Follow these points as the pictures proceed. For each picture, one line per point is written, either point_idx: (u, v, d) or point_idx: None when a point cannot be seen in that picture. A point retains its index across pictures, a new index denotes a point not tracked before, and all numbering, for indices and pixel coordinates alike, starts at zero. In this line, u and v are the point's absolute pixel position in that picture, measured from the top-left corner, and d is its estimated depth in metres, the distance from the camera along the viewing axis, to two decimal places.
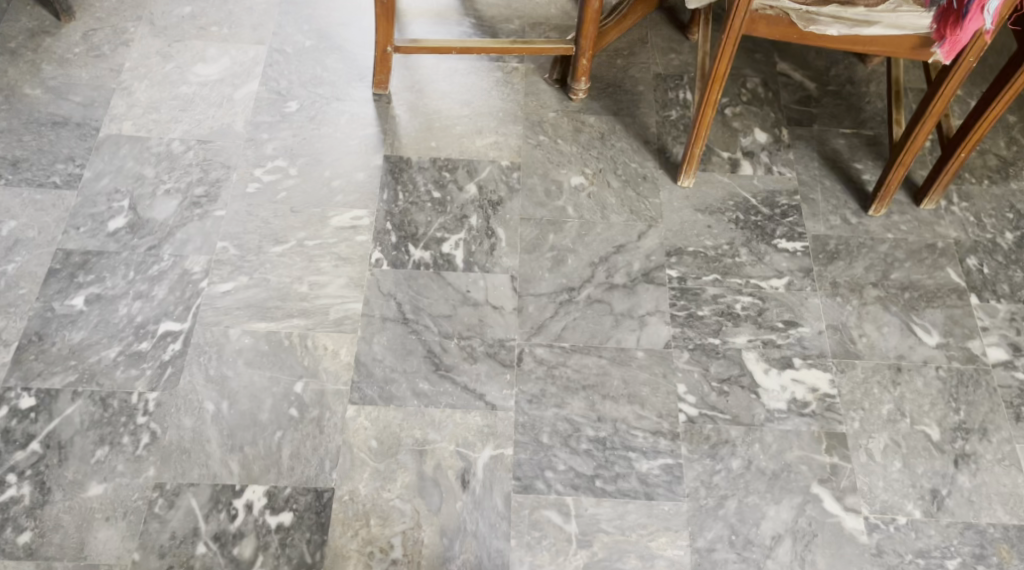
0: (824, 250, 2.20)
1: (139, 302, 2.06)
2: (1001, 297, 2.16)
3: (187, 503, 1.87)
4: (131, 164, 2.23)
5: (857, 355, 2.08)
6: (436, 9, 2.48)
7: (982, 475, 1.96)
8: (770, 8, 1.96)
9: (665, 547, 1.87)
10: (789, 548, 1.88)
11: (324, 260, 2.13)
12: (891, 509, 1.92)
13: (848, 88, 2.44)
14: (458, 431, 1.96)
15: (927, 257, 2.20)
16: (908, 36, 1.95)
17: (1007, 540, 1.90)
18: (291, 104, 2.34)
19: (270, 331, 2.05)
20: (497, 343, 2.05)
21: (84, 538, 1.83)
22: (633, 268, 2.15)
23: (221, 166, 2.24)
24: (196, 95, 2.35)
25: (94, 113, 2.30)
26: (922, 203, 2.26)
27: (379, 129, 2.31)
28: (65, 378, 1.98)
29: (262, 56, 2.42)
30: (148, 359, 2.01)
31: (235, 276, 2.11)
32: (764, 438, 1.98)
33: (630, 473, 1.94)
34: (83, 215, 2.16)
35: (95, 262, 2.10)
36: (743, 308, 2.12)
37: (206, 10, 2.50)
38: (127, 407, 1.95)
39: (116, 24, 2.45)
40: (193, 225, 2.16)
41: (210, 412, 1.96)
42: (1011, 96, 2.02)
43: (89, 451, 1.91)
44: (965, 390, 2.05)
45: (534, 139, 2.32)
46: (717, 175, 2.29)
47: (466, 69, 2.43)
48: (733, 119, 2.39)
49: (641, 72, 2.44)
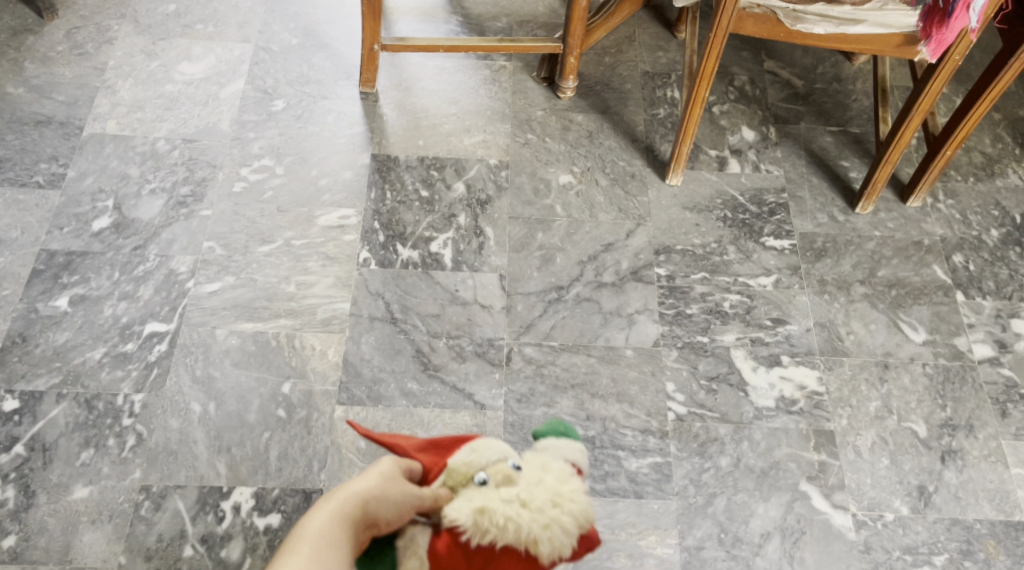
0: (811, 247, 2.21)
1: (125, 303, 2.05)
2: (986, 293, 2.17)
3: (174, 505, 1.86)
4: (116, 164, 2.21)
5: (844, 352, 2.08)
6: (423, 8, 2.47)
7: (969, 471, 1.97)
8: (757, 6, 1.97)
9: (654, 545, 1.87)
10: (778, 546, 1.88)
11: (311, 260, 2.12)
12: (879, 505, 1.93)
13: (835, 86, 2.45)
14: (447, 430, 1.95)
15: (914, 255, 2.21)
16: (894, 35, 1.96)
17: (993, 536, 1.91)
18: (277, 102, 2.32)
19: (257, 331, 2.04)
20: (486, 343, 2.05)
21: (69, 542, 1.82)
22: (621, 267, 2.15)
23: (207, 165, 2.23)
24: (181, 94, 2.33)
25: (78, 112, 2.28)
26: (909, 201, 2.27)
27: (367, 128, 2.30)
28: (50, 380, 1.96)
29: (248, 54, 2.40)
30: (134, 360, 1.99)
31: (222, 276, 2.09)
32: (753, 436, 1.98)
33: (619, 471, 1.94)
34: (67, 215, 2.14)
35: (80, 262, 2.09)
36: (732, 306, 2.12)
37: (192, 7, 2.47)
38: (112, 409, 1.94)
39: (100, 22, 2.43)
40: (179, 225, 2.14)
41: (196, 414, 1.94)
42: (995, 95, 2.05)
43: (74, 454, 1.90)
44: (952, 387, 2.05)
45: (522, 138, 2.32)
46: (705, 174, 2.29)
47: (453, 67, 2.42)
48: (721, 117, 2.39)
49: (629, 70, 2.44)
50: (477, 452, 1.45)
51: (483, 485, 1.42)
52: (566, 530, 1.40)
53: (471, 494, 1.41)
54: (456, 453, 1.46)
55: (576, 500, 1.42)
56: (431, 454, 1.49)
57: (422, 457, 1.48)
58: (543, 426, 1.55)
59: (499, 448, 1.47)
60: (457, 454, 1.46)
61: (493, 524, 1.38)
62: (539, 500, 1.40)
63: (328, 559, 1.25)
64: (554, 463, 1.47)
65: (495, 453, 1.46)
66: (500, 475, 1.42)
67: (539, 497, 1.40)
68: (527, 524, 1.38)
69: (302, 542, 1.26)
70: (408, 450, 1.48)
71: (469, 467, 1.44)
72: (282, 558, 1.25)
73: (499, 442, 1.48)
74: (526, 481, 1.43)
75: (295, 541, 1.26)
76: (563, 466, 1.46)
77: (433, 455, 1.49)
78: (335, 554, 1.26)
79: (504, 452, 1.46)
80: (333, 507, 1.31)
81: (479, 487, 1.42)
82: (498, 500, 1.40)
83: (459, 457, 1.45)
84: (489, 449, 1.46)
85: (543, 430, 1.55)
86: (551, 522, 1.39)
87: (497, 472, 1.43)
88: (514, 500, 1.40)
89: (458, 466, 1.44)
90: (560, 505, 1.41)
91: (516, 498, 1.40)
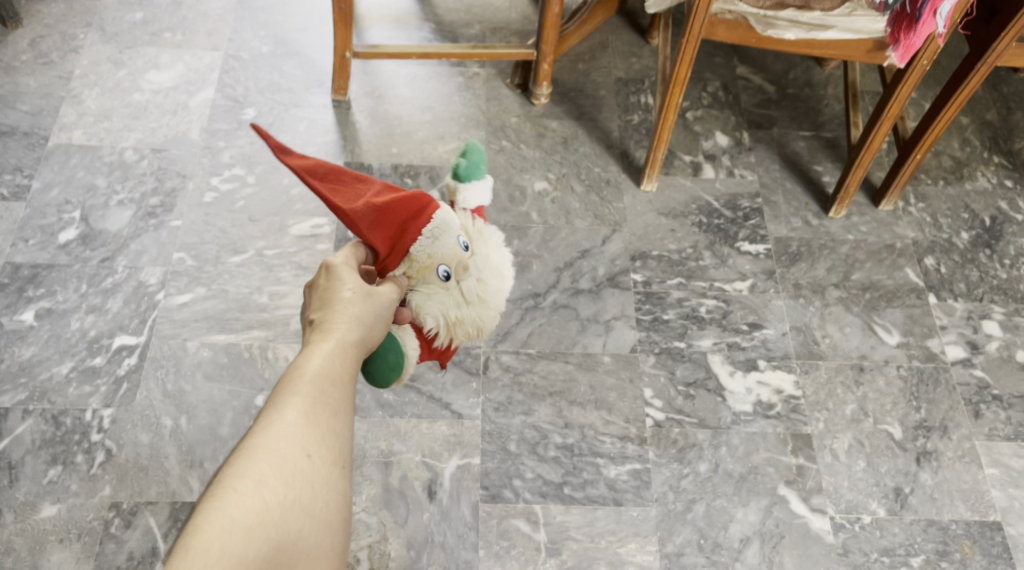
0: (786, 251, 2.21)
1: (93, 316, 2.01)
2: (958, 295, 2.18)
3: (145, 522, 1.82)
4: (82, 174, 2.17)
5: (820, 356, 2.09)
6: (395, 14, 2.45)
7: (944, 472, 1.98)
8: (728, 12, 1.98)
9: (634, 552, 1.87)
10: (757, 550, 1.89)
11: (284, 270, 2.09)
12: (856, 508, 1.94)
13: (806, 91, 2.46)
14: (424, 441, 1.94)
15: (887, 258, 2.22)
16: (863, 40, 1.97)
17: (969, 537, 1.93)
18: (247, 111, 2.29)
19: (229, 343, 2.00)
20: (463, 351, 2.03)
21: (37, 561, 1.78)
22: (597, 273, 2.14)
23: (176, 174, 2.19)
24: (149, 103, 2.29)
25: (43, 122, 2.23)
26: (881, 204, 2.29)
27: (339, 136, 2.27)
28: (15, 397, 1.92)
29: (218, 62, 2.37)
30: (103, 374, 1.95)
31: (193, 287, 2.05)
32: (731, 441, 1.98)
33: (598, 479, 1.93)
34: (32, 227, 2.09)
35: (45, 275, 2.04)
36: (708, 311, 2.12)
37: (160, 15, 2.44)
38: (81, 425, 1.90)
39: (65, 31, 2.38)
40: (148, 236, 2.11)
41: (167, 428, 1.90)
42: (963, 99, 2.07)
43: (41, 471, 1.85)
44: (926, 389, 2.07)
45: (496, 145, 2.30)
46: (680, 179, 2.30)
47: (426, 74, 2.41)
48: (695, 122, 2.39)
49: (602, 76, 2.44)
50: (437, 241, 1.49)
51: (446, 278, 1.50)
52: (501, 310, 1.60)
53: (436, 291, 1.50)
54: (417, 240, 1.47)
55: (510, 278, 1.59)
56: (380, 228, 1.45)
57: (376, 236, 1.45)
58: (467, 165, 1.57)
59: (451, 225, 1.50)
60: (421, 243, 1.47)
61: (460, 330, 1.53)
62: (492, 295, 1.55)
63: (336, 401, 1.22)
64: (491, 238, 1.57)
65: (450, 235, 1.50)
66: (461, 267, 1.51)
67: (491, 290, 1.55)
68: (485, 322, 1.55)
69: (305, 380, 1.22)
70: (360, 229, 1.43)
71: (432, 259, 1.49)
72: (282, 400, 1.19)
73: (447, 215, 1.50)
74: (476, 268, 1.54)
75: (296, 381, 1.21)
76: (496, 238, 1.59)
77: (381, 230, 1.45)
78: (339, 393, 1.23)
79: (456, 230, 1.51)
80: (330, 346, 1.27)
81: (442, 279, 1.50)
82: (464, 304, 1.52)
83: (422, 247, 1.48)
84: (446, 233, 1.49)
85: (467, 169, 1.58)
86: (495, 308, 1.58)
87: (455, 261, 1.51)
88: (475, 299, 1.53)
89: (421, 258, 1.48)
90: (501, 292, 1.58)
91: (476, 294, 1.53)
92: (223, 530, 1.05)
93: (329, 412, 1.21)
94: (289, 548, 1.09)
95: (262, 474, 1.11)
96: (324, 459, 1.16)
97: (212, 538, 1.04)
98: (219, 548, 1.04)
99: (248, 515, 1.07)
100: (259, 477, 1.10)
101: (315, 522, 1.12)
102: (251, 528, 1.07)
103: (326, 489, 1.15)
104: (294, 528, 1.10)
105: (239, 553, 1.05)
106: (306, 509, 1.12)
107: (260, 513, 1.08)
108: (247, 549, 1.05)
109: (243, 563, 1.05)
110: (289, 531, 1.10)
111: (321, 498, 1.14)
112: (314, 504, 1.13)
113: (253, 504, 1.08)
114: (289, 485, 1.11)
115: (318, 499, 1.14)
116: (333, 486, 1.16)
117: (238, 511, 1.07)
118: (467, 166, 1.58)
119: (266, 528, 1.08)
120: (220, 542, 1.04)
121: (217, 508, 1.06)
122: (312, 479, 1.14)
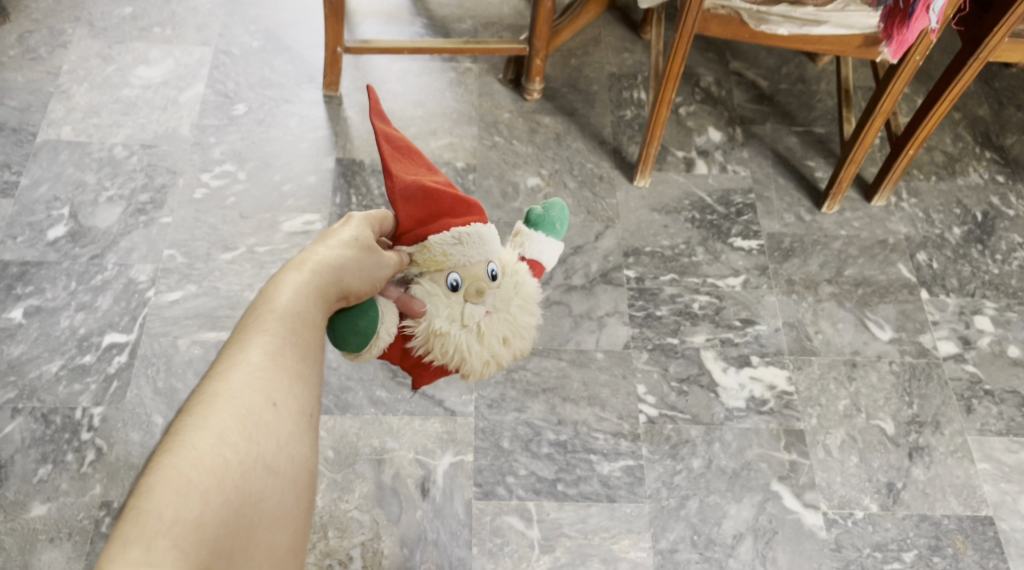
0: (779, 247, 2.21)
1: (83, 314, 1.99)
2: (950, 290, 2.19)
3: None
4: (71, 171, 2.15)
5: (813, 352, 2.09)
6: (387, 9, 2.44)
7: (936, 467, 1.99)
8: (721, 7, 1.97)
9: (627, 549, 1.87)
10: (750, 546, 1.89)
11: (275, 266, 2.08)
12: (848, 503, 1.94)
13: (799, 86, 2.46)
14: (417, 438, 1.93)
15: (879, 253, 2.22)
16: (856, 36, 1.97)
17: (961, 532, 1.93)
18: (238, 106, 2.28)
19: (220, 341, 1.99)
20: None
21: (27, 561, 1.77)
22: (590, 269, 2.14)
23: (166, 171, 2.17)
24: (139, 98, 2.27)
25: (31, 118, 2.21)
26: (873, 199, 2.28)
27: (331, 132, 2.26)
28: (5, 395, 1.90)
29: (208, 57, 2.35)
30: (93, 372, 1.93)
31: (184, 284, 2.04)
32: (724, 437, 1.98)
33: (592, 475, 1.93)
34: (20, 224, 2.08)
35: (34, 273, 2.02)
36: (701, 307, 2.12)
37: (149, 10, 2.41)
38: (71, 423, 1.88)
39: (53, 25, 2.36)
40: (138, 233, 2.09)
41: (158, 426, 1.89)
42: (956, 94, 2.06)
43: (31, 470, 1.84)
44: (919, 384, 2.07)
45: (489, 141, 2.29)
46: (673, 175, 2.29)
47: (418, 70, 2.39)
48: (687, 118, 2.39)
49: (595, 72, 2.43)
50: (460, 247, 1.48)
51: (452, 288, 1.48)
52: (499, 365, 1.53)
53: (437, 295, 1.48)
54: (441, 233, 1.47)
55: (524, 335, 1.55)
56: (414, 206, 1.48)
57: (404, 209, 1.47)
58: (540, 214, 1.64)
59: (485, 244, 1.50)
60: (444, 238, 1.47)
61: (439, 348, 1.48)
62: (493, 336, 1.51)
63: (304, 351, 1.23)
64: (526, 285, 1.55)
65: (479, 252, 1.50)
66: (473, 286, 1.49)
67: (494, 332, 1.51)
68: (470, 358, 1.50)
69: (272, 322, 1.23)
70: (394, 195, 1.46)
71: (446, 261, 1.47)
72: (247, 352, 1.20)
73: (487, 235, 1.51)
74: (490, 300, 1.51)
75: (263, 328, 1.22)
76: (531, 292, 1.56)
77: (414, 208, 1.48)
78: (307, 342, 1.24)
79: (488, 252, 1.51)
80: (302, 291, 1.27)
81: (449, 287, 1.48)
82: (457, 323, 1.48)
83: (442, 242, 1.47)
84: (474, 247, 1.49)
85: (538, 218, 1.64)
86: (492, 356, 1.52)
87: (470, 278, 1.49)
88: (472, 328, 1.49)
89: (436, 251, 1.47)
90: (507, 342, 1.53)
91: (477, 326, 1.49)
92: (178, 490, 1.06)
93: (294, 363, 1.21)
94: (252, 507, 1.10)
95: (221, 430, 1.12)
96: (287, 411, 1.17)
97: (168, 500, 1.05)
98: (172, 514, 1.05)
99: (206, 474, 1.08)
100: (219, 433, 1.11)
101: (279, 479, 1.13)
102: (209, 491, 1.07)
103: (289, 443, 1.16)
104: (256, 486, 1.11)
105: (196, 514, 1.06)
106: (269, 467, 1.13)
107: (218, 473, 1.09)
108: (206, 511, 1.07)
109: (200, 525, 1.06)
110: (252, 489, 1.11)
111: (283, 453, 1.15)
112: (277, 461, 1.14)
113: (211, 463, 1.09)
114: (250, 442, 1.12)
115: (282, 454, 1.15)
116: (296, 439, 1.17)
117: (194, 470, 1.08)
118: (540, 217, 1.64)
119: (225, 489, 1.08)
120: (175, 504, 1.05)
121: (171, 468, 1.07)
122: (276, 433, 1.15)
